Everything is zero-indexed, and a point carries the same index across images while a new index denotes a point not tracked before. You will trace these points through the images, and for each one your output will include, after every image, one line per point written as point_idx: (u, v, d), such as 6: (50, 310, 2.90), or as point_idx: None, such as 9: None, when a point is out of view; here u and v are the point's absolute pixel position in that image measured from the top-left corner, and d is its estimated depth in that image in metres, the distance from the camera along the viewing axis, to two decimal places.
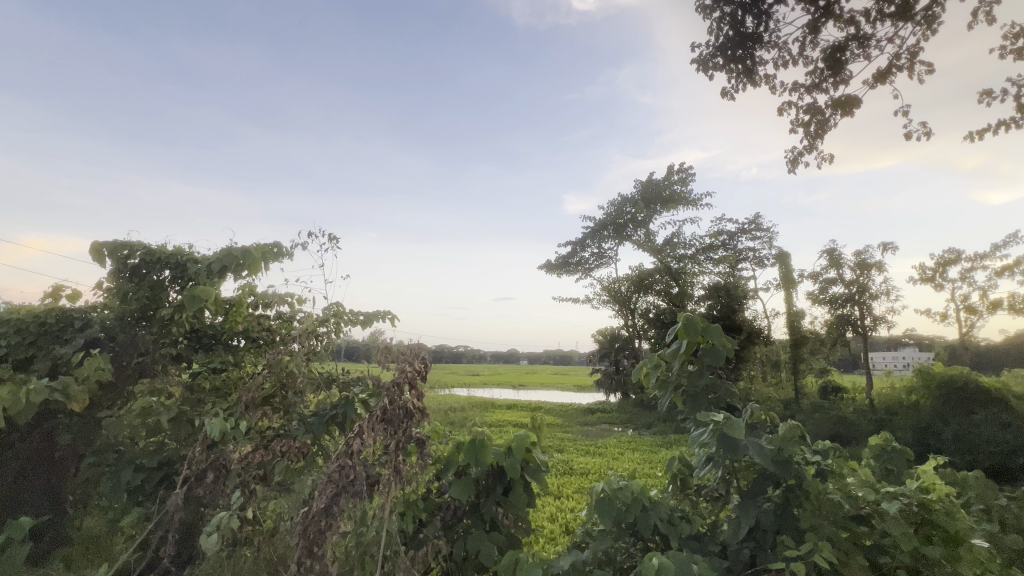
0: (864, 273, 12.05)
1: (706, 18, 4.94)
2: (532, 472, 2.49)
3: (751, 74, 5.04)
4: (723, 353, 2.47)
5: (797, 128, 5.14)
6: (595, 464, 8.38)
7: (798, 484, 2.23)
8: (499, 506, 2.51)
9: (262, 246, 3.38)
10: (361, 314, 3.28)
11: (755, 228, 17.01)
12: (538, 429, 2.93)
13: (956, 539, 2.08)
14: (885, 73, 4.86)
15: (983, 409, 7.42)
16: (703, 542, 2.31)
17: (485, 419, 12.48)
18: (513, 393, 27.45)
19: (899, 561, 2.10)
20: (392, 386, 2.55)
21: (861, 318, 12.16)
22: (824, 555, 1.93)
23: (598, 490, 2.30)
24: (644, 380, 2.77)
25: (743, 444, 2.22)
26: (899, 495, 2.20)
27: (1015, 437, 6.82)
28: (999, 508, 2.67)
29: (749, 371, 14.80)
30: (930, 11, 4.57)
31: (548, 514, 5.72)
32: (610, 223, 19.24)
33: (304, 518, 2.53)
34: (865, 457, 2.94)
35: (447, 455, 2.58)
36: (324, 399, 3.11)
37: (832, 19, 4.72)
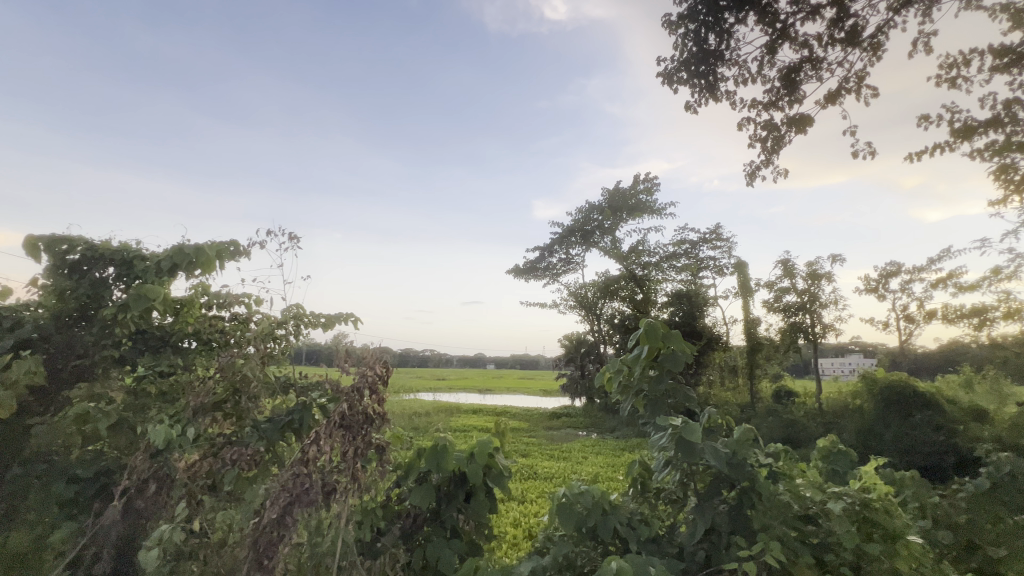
0: (815, 283, 12.68)
1: (670, 34, 5.11)
2: (495, 478, 2.46)
3: (712, 89, 5.23)
4: (682, 359, 2.53)
5: (755, 144, 5.37)
6: (559, 468, 8.43)
7: (752, 486, 2.30)
8: (460, 513, 2.48)
9: (217, 244, 3.22)
10: (322, 316, 3.16)
11: (716, 237, 17.62)
12: (502, 434, 2.91)
13: (895, 536, 2.19)
14: (835, 95, 5.16)
15: (920, 412, 7.94)
16: (660, 545, 2.35)
17: (449, 424, 12.33)
18: (479, 397, 27.36)
19: (843, 558, 2.20)
20: (352, 391, 2.47)
21: (812, 325, 12.78)
22: (773, 555, 2.00)
23: (559, 495, 2.32)
24: (606, 386, 2.82)
25: (700, 448, 2.27)
26: (843, 494, 2.30)
27: (947, 438, 7.35)
28: (932, 506, 2.85)
29: (709, 376, 15.28)
30: (876, 39, 4.89)
31: (511, 519, 5.71)
32: (578, 230, 19.60)
33: (255, 529, 2.43)
34: (814, 458, 3.08)
35: (408, 462, 2.54)
36: (280, 404, 3.00)
37: (788, 41, 4.97)
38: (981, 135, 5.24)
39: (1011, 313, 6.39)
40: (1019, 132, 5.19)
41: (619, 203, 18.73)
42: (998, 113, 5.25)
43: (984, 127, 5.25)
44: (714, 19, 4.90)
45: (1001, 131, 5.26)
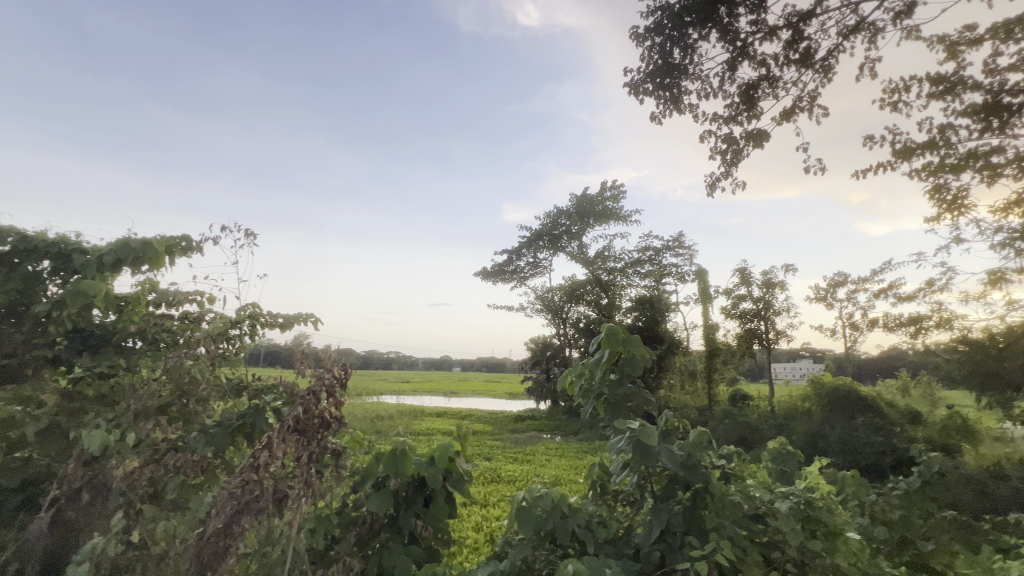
0: (769, 291, 13.26)
1: (637, 46, 5.24)
2: (454, 482, 2.42)
3: (677, 101, 5.39)
4: (641, 363, 2.59)
5: (715, 156, 5.57)
6: (522, 471, 8.45)
7: (705, 487, 2.37)
8: (419, 519, 2.43)
9: (167, 238, 3.04)
10: (280, 316, 3.04)
11: (678, 245, 18.15)
12: (464, 437, 2.88)
13: (836, 533, 2.31)
14: (790, 112, 5.42)
15: (861, 415, 8.43)
16: (618, 546, 2.39)
17: (412, 428, 12.15)
18: (444, 400, 27.13)
19: (789, 555, 2.30)
20: (307, 395, 2.39)
21: (766, 332, 13.34)
22: (724, 553, 2.07)
23: (519, 499, 2.32)
24: (568, 389, 2.85)
25: (657, 451, 2.32)
26: (790, 494, 2.40)
27: (886, 439, 7.79)
28: (871, 504, 3.01)
29: (669, 380, 15.70)
30: (827, 62, 5.17)
31: (473, 523, 5.67)
32: (546, 234, 19.78)
33: (200, 539, 2.32)
34: (764, 459, 3.21)
35: (366, 467, 2.48)
36: (231, 408, 2.86)
37: (747, 59, 5.19)
38: (919, 156, 5.63)
39: (942, 322, 6.87)
40: (952, 155, 5.61)
41: (586, 208, 19.03)
42: (934, 137, 5.66)
43: (922, 149, 5.64)
44: (679, 33, 5.06)
45: (936, 153, 5.66)
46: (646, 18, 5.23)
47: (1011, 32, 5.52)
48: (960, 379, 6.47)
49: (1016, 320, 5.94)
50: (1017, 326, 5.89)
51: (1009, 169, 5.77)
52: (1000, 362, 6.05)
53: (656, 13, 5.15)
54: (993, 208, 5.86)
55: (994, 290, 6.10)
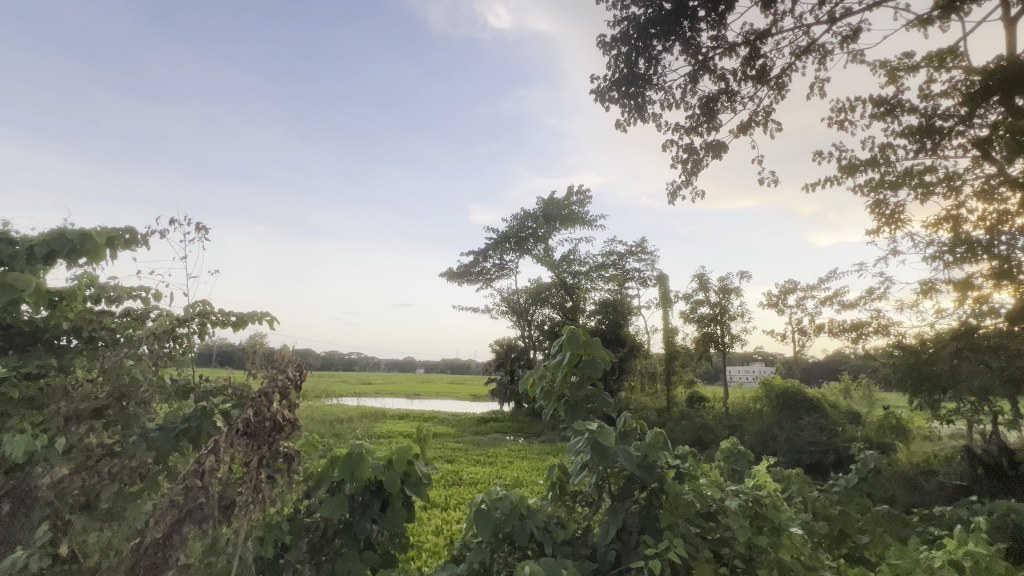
0: (726, 296, 13.79)
1: (604, 54, 5.35)
2: (413, 486, 2.37)
3: (641, 110, 5.53)
4: (601, 365, 2.62)
5: (677, 165, 5.75)
6: (483, 473, 8.44)
7: (660, 487, 2.42)
8: (375, 524, 2.37)
9: (108, 230, 2.83)
10: (233, 314, 2.90)
11: (641, 251, 18.60)
12: (424, 440, 2.83)
13: (781, 528, 2.41)
14: (746, 126, 5.67)
15: (807, 415, 8.91)
16: (575, 547, 2.42)
17: (373, 430, 11.93)
18: (407, 402, 26.74)
19: (737, 551, 2.38)
20: (259, 397, 2.30)
21: (722, 336, 13.86)
22: (676, 551, 2.13)
23: (478, 501, 2.31)
24: (529, 391, 2.87)
25: (614, 452, 2.35)
26: (739, 492, 2.49)
27: (829, 438, 8.23)
28: (813, 500, 3.16)
29: (630, 382, 16.04)
30: (781, 80, 5.44)
31: (432, 527, 5.60)
32: (512, 236, 19.83)
33: (136, 551, 2.21)
34: (717, 459, 3.32)
35: (321, 471, 2.41)
36: (175, 410, 2.71)
37: (708, 73, 5.38)
38: (862, 173, 6.01)
39: (881, 328, 7.34)
40: (891, 173, 6.01)
41: (553, 212, 19.23)
42: (875, 155, 6.05)
43: (865, 166, 6.02)
44: (643, 44, 5.20)
45: (877, 170, 6.06)
46: (613, 27, 5.35)
47: (943, 62, 5.98)
48: (895, 382, 6.93)
49: (944, 327, 6.38)
50: (944, 332, 6.33)
51: (939, 187, 6.25)
52: (929, 366, 6.50)
53: (622, 23, 5.27)
54: (926, 223, 6.31)
55: (925, 299, 6.57)
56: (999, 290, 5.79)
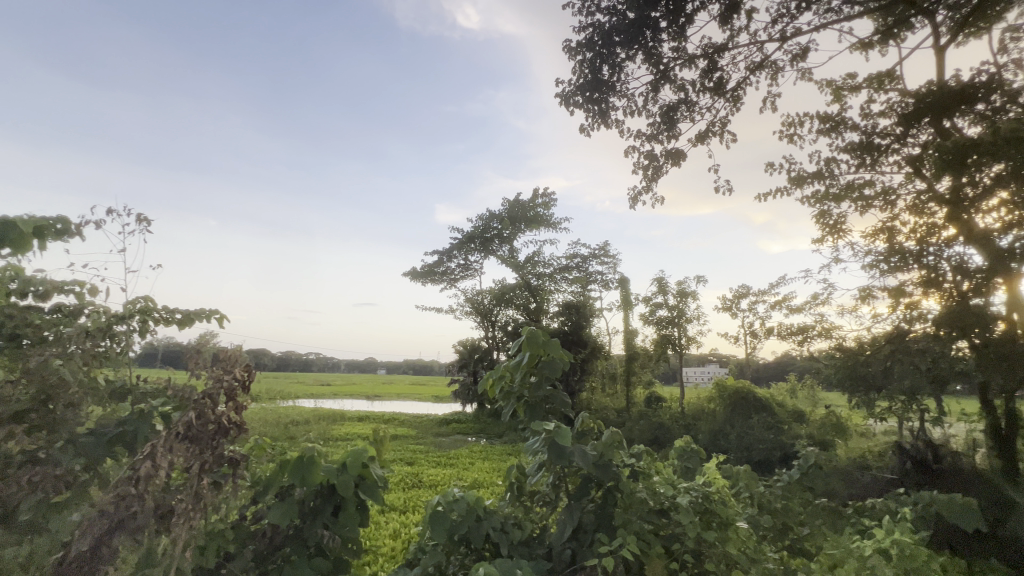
0: (683, 300, 14.26)
1: (570, 59, 5.42)
2: (367, 489, 2.29)
3: (604, 116, 5.64)
4: (560, 366, 2.65)
5: (638, 171, 5.90)
6: (444, 475, 8.37)
7: (615, 485, 2.48)
8: (326, 529, 2.29)
9: (38, 219, 2.61)
10: (178, 312, 2.72)
11: (604, 254, 18.96)
12: (380, 442, 2.77)
13: (728, 523, 2.50)
14: (704, 135, 5.88)
15: (755, 415, 9.34)
16: (531, 547, 2.43)
17: (330, 432, 11.62)
18: (367, 404, 26.17)
19: (687, 546, 2.45)
20: (202, 398, 2.20)
21: (679, 338, 14.32)
22: (629, 548, 2.17)
23: (433, 504, 2.29)
24: (489, 391, 2.86)
25: (570, 451, 2.38)
26: (691, 489, 2.57)
27: (775, 436, 8.64)
28: (759, 495, 3.31)
29: (591, 383, 16.28)
30: (736, 93, 5.68)
31: (390, 530, 5.51)
32: (477, 237, 19.80)
33: (59, 565, 2.07)
34: (671, 457, 3.41)
35: (269, 476, 2.31)
36: (109, 414, 2.53)
37: (668, 82, 5.55)
38: (809, 184, 6.36)
39: (823, 332, 7.79)
40: (834, 186, 6.39)
41: (518, 214, 19.30)
42: (821, 168, 6.42)
43: (812, 178, 6.37)
44: (608, 51, 5.31)
45: (822, 182, 6.42)
46: (579, 33, 5.44)
47: (882, 84, 6.41)
48: (835, 382, 7.35)
49: (880, 331, 6.81)
50: (879, 336, 6.74)
51: (877, 200, 6.69)
52: (865, 367, 6.95)
53: (587, 30, 5.36)
54: (865, 233, 6.74)
55: (863, 304, 7.01)
56: (927, 296, 6.26)
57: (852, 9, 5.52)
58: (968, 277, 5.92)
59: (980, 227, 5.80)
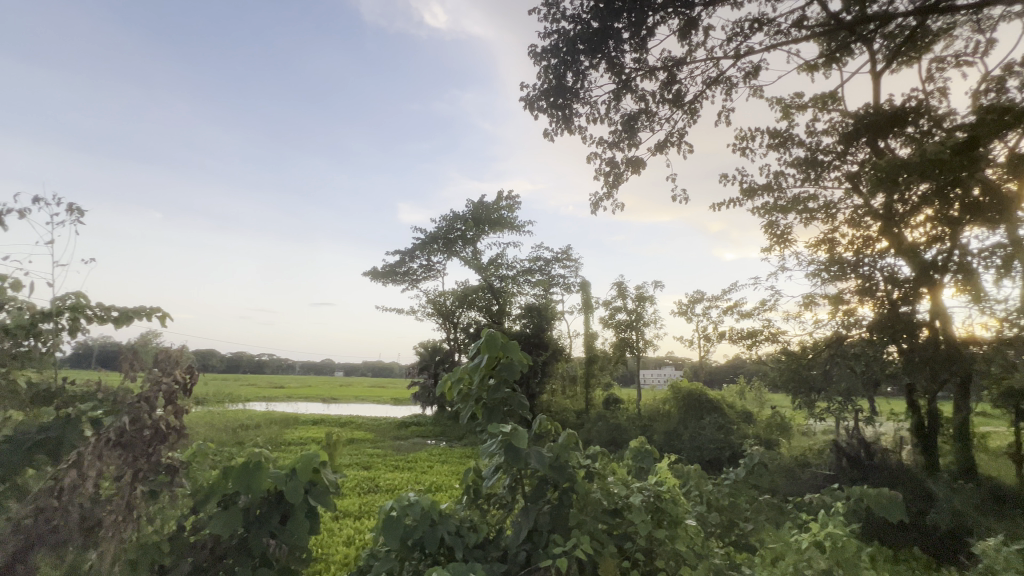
0: (641, 304, 14.65)
1: (535, 64, 5.48)
2: (318, 495, 2.20)
3: (568, 122, 5.73)
4: (518, 368, 2.65)
5: (600, 177, 6.03)
6: (401, 479, 8.22)
7: (571, 486, 2.50)
8: (272, 538, 2.18)
9: None
10: (114, 310, 2.55)
11: (566, 258, 19.22)
12: (334, 447, 2.68)
13: (678, 521, 2.57)
14: (663, 145, 6.08)
15: (707, 416, 9.74)
16: (486, 550, 2.44)
17: (282, 436, 11.18)
18: (323, 407, 25.35)
19: (638, 544, 2.51)
20: (137, 401, 2.08)
21: (637, 341, 14.71)
22: (582, 548, 2.20)
23: (387, 509, 2.25)
24: (447, 394, 2.84)
25: (526, 453, 2.39)
26: (644, 489, 2.62)
27: (725, 436, 9.01)
28: (708, 493, 3.44)
29: (552, 385, 16.36)
30: (694, 106, 5.90)
31: (343, 537, 5.35)
32: (440, 237, 19.63)
33: None
34: (626, 457, 3.49)
35: (211, 483, 2.19)
36: (32, 420, 2.32)
37: (630, 92, 5.70)
38: (759, 196, 6.70)
39: (771, 337, 8.20)
40: (781, 198, 6.76)
41: (482, 215, 19.23)
42: (770, 181, 6.77)
43: (762, 190, 6.72)
44: (572, 58, 5.40)
45: (771, 195, 6.77)
46: (544, 39, 5.51)
47: (826, 104, 6.84)
48: (780, 385, 7.73)
49: (820, 336, 7.29)
50: (820, 340, 7.26)
51: (820, 213, 7.12)
52: (808, 370, 7.36)
53: (552, 36, 5.44)
54: (809, 244, 7.15)
55: (806, 310, 7.44)
56: (863, 304, 6.73)
57: (800, 32, 5.86)
58: (898, 286, 6.39)
59: (908, 240, 6.29)
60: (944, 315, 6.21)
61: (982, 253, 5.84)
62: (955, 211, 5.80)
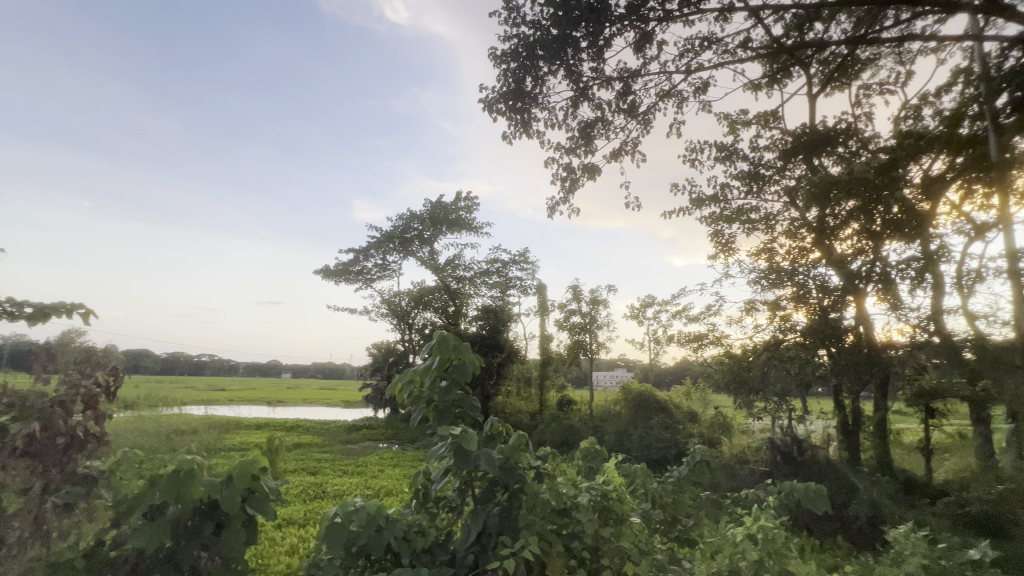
0: (595, 307, 14.98)
1: (495, 67, 5.50)
2: (256, 503, 2.07)
3: (526, 126, 5.78)
4: (470, 369, 2.65)
5: (557, 182, 6.12)
6: (350, 484, 7.99)
7: (521, 488, 2.51)
8: (205, 550, 2.05)
9: None
10: (29, 305, 2.32)
11: (523, 260, 19.33)
12: (275, 452, 2.54)
13: (623, 519, 2.63)
14: (617, 154, 6.25)
15: (655, 416, 10.10)
16: (434, 554, 2.41)
17: (222, 442, 10.57)
18: (267, 410, 24.23)
19: (585, 543, 2.56)
20: (52, 407, 2.08)
21: (591, 343, 15.05)
22: (530, 549, 2.22)
23: (330, 515, 2.19)
24: (397, 397, 2.79)
25: (475, 455, 2.39)
26: (592, 488, 2.67)
27: (671, 435, 9.38)
28: (653, 490, 3.58)
29: (507, 387, 16.24)
30: (647, 117, 6.12)
31: (287, 546, 5.13)
32: (397, 237, 19.29)
33: None
34: (577, 458, 3.56)
35: (135, 494, 2.04)
36: None
37: (587, 100, 5.83)
38: (707, 206, 7.03)
39: (715, 340, 8.61)
40: (726, 209, 7.12)
41: (439, 215, 19.00)
42: (717, 192, 7.11)
43: (709, 201, 7.05)
44: (530, 63, 5.46)
45: (718, 205, 7.13)
46: (504, 42, 5.54)
47: (768, 122, 7.27)
48: (723, 386, 8.11)
49: (760, 340, 7.74)
50: (759, 344, 7.70)
51: (761, 223, 7.56)
52: (747, 372, 7.79)
53: (512, 40, 5.48)
54: (751, 252, 7.57)
55: (748, 315, 7.87)
56: (797, 310, 7.19)
57: (745, 53, 6.21)
58: (828, 294, 6.90)
59: (838, 252, 6.78)
60: (867, 321, 6.75)
61: (899, 265, 6.39)
62: (877, 225, 6.28)
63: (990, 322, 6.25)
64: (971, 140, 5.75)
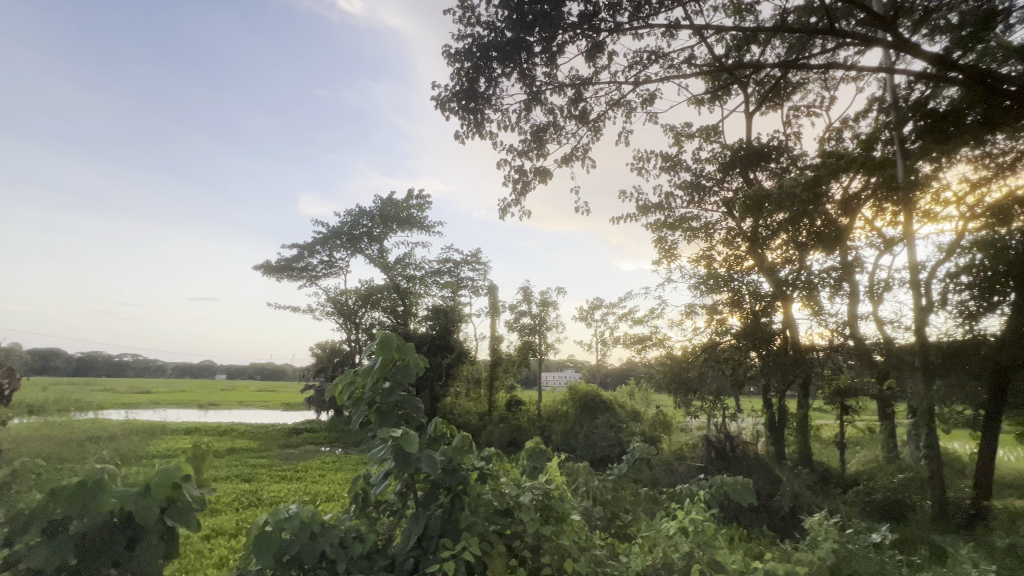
0: (545, 308, 15.19)
1: (448, 65, 5.45)
2: (176, 514, 1.92)
3: (479, 127, 5.76)
4: (414, 371, 2.61)
5: (509, 184, 6.15)
6: (287, 490, 7.62)
7: (463, 489, 2.50)
8: (116, 567, 1.89)
9: None
10: None
11: (476, 261, 19.25)
12: (203, 457, 2.38)
13: (563, 517, 2.67)
14: (569, 158, 6.38)
15: (601, 415, 10.41)
16: (372, 560, 2.36)
17: (142, 449, 9.70)
18: (197, 413, 22.66)
19: (525, 541, 2.59)
20: None
21: (540, 344, 15.26)
22: (470, 551, 2.22)
23: (260, 525, 2.08)
24: (337, 398, 2.70)
25: (416, 457, 2.35)
26: (534, 488, 2.70)
27: (615, 434, 9.68)
28: (594, 488, 3.68)
29: (456, 388, 16.18)
30: (597, 124, 6.27)
31: (215, 558, 4.83)
32: (344, 233, 18.66)
33: None
34: (521, 458, 3.54)
35: (34, 507, 1.84)
36: None
37: (539, 104, 5.91)
38: (652, 213, 7.32)
39: (658, 342, 8.98)
40: (669, 217, 7.44)
41: (390, 212, 18.49)
42: (662, 200, 7.42)
43: (654, 209, 7.35)
44: (484, 64, 5.46)
45: (662, 213, 7.44)
46: (458, 41, 5.51)
47: (709, 136, 7.69)
48: (664, 386, 8.47)
49: (698, 342, 8.16)
50: (697, 346, 8.12)
51: (701, 232, 7.97)
52: (686, 372, 8.19)
53: (467, 40, 5.46)
54: (692, 258, 7.96)
55: (688, 318, 8.27)
56: (732, 314, 7.63)
57: (689, 69, 6.52)
58: (760, 300, 7.33)
59: (769, 260, 7.25)
60: (793, 325, 7.28)
61: (821, 274, 6.92)
62: (803, 237, 6.77)
63: (895, 327, 6.94)
64: (882, 162, 6.35)
